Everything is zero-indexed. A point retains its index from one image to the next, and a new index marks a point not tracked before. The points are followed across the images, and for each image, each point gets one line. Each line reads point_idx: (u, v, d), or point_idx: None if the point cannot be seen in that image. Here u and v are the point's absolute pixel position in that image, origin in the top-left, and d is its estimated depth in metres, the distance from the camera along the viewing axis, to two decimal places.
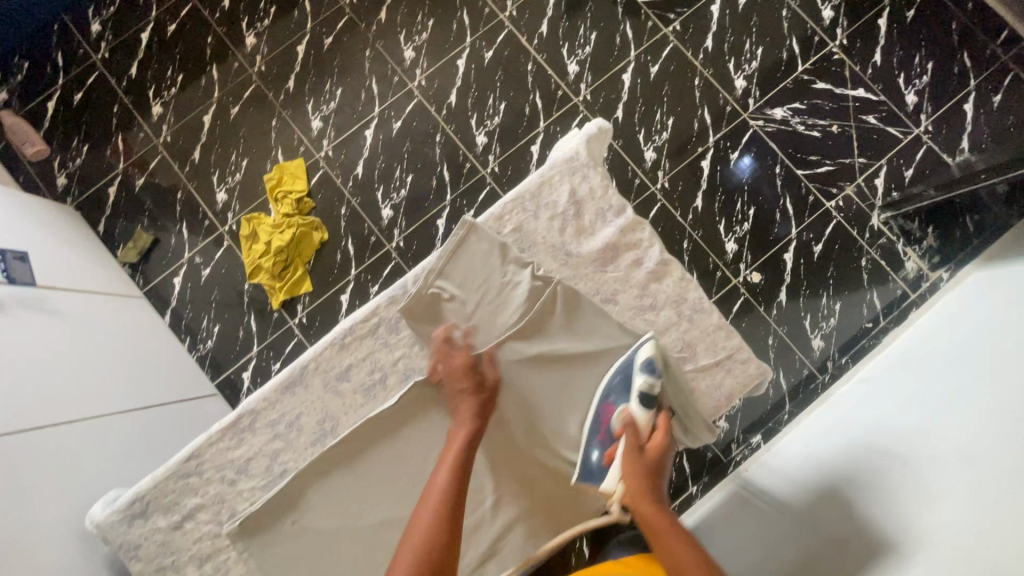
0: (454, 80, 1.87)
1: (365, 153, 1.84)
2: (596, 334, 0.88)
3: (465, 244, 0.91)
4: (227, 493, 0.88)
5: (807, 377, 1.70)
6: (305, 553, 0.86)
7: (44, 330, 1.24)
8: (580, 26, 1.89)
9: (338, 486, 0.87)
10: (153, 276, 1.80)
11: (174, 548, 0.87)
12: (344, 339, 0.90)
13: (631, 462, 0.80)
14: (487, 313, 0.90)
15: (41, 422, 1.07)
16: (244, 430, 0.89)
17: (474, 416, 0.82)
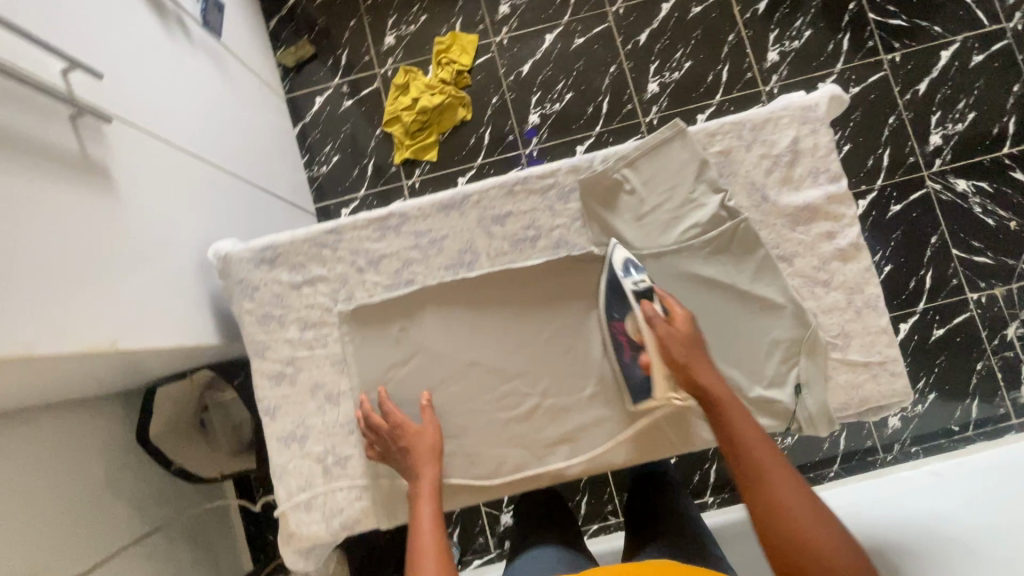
0: (651, 20, 1.80)
1: (537, 56, 1.81)
2: (760, 284, 0.85)
3: (668, 146, 0.88)
4: (352, 277, 0.89)
5: (867, 449, 1.63)
6: (402, 363, 0.87)
7: (215, 82, 1.28)
8: (798, 17, 1.77)
9: (455, 316, 0.87)
10: (298, 87, 1.84)
11: (285, 304, 0.89)
12: (514, 186, 0.89)
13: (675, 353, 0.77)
14: (661, 220, 0.87)
15: (197, 153, 1.12)
16: (390, 228, 0.89)
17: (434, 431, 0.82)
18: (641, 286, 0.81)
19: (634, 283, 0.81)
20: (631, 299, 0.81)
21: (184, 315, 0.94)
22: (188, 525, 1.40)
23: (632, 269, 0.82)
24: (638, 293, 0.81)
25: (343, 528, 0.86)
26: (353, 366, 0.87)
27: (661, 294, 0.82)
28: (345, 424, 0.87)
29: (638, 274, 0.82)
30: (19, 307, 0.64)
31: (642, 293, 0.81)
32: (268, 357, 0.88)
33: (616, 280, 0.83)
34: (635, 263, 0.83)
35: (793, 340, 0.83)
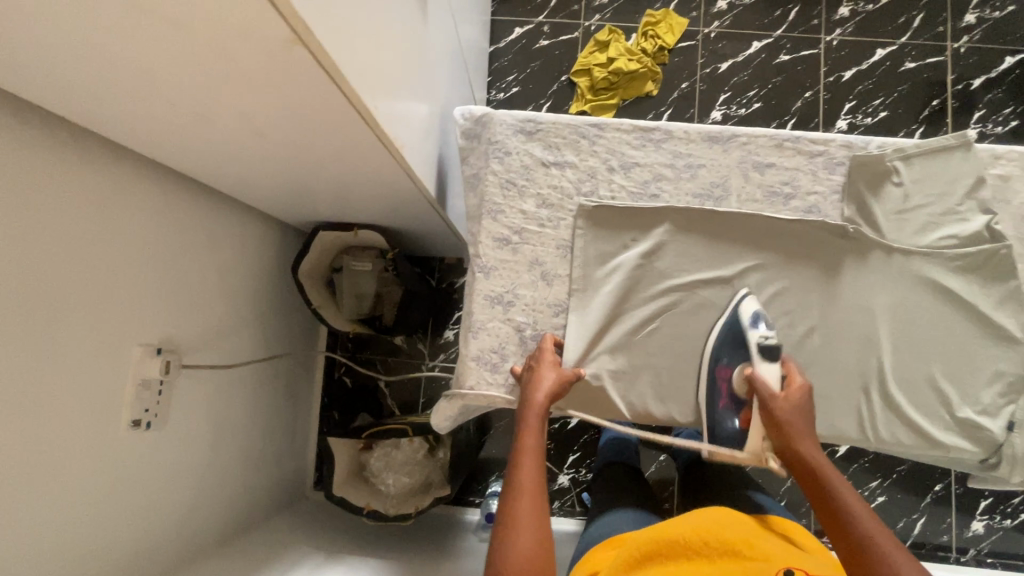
0: (861, 61, 1.79)
1: (739, 58, 1.81)
2: (1003, 314, 0.83)
3: (949, 153, 0.87)
4: (601, 174, 0.91)
5: (940, 544, 1.58)
6: (625, 269, 0.88)
7: None
8: (1009, 105, 1.74)
9: (687, 243, 0.88)
10: (503, 13, 1.88)
11: (530, 177, 0.91)
12: (785, 141, 0.89)
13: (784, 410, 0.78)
14: (920, 222, 0.86)
15: (455, 21, 1.15)
16: (652, 140, 0.91)
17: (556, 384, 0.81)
18: (768, 342, 0.80)
19: (761, 337, 0.81)
20: (755, 357, 0.81)
21: (420, 155, 0.98)
22: (290, 371, 1.45)
23: (761, 325, 0.81)
24: (764, 349, 0.80)
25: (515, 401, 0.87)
26: (577, 256, 0.89)
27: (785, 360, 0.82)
28: (551, 305, 0.89)
29: (765, 329, 0.81)
30: (370, 64, 0.69)
31: (767, 347, 0.80)
32: (499, 220, 0.90)
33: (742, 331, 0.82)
34: (764, 318, 0.82)
35: (1020, 377, 0.82)
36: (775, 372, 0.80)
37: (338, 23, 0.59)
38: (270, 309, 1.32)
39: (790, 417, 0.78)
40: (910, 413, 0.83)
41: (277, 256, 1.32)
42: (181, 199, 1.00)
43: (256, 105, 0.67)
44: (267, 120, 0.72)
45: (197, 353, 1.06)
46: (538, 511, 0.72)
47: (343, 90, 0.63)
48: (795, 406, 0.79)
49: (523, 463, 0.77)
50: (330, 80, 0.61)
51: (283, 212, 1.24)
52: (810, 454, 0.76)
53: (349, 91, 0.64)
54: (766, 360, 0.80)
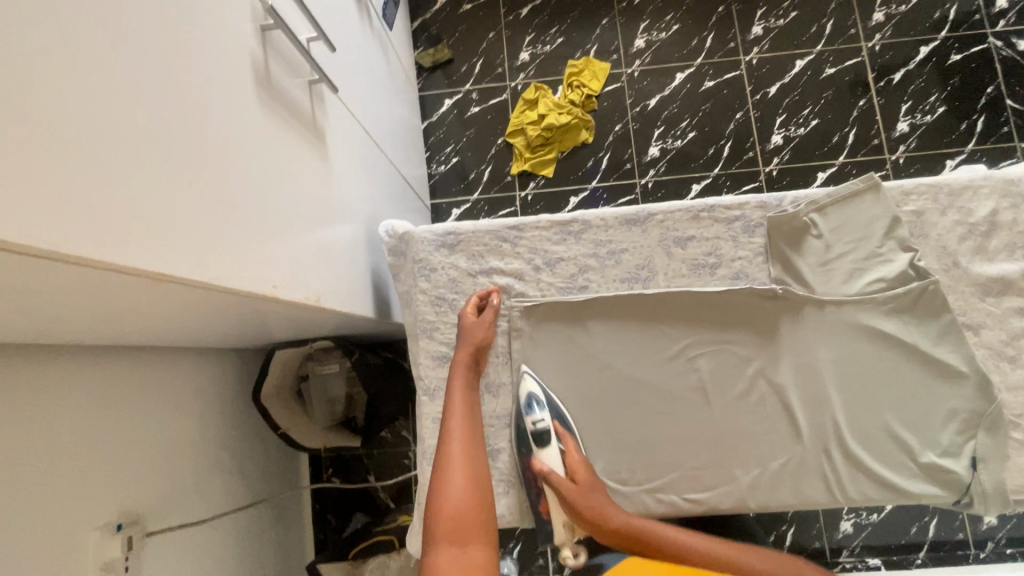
0: (783, 75, 1.83)
1: (665, 92, 1.84)
2: (944, 349, 0.83)
3: (861, 197, 0.88)
4: (527, 274, 0.91)
5: (958, 542, 1.54)
6: (567, 364, 0.88)
7: (377, 66, 1.35)
8: (933, 94, 1.78)
9: (621, 330, 0.88)
10: (430, 87, 1.91)
11: (459, 289, 0.91)
12: (701, 212, 0.90)
13: (570, 494, 0.80)
14: (845, 270, 0.87)
15: (369, 129, 1.17)
16: (571, 233, 0.91)
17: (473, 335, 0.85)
18: (540, 427, 0.82)
19: (536, 421, 0.83)
20: (534, 446, 0.83)
21: (350, 281, 0.98)
22: (273, 491, 1.43)
23: (534, 408, 0.84)
24: (538, 438, 0.83)
25: (500, 480, 0.86)
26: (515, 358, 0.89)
27: (560, 437, 0.84)
28: (500, 417, 0.87)
29: (539, 412, 0.83)
30: (255, 246, 0.68)
31: (539, 434, 0.82)
32: (435, 337, 0.90)
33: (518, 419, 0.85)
34: (537, 399, 0.85)
35: (974, 412, 0.81)
36: (556, 458, 0.83)
37: (196, 236, 0.57)
38: (237, 439, 1.30)
39: (590, 501, 0.80)
40: (873, 466, 0.82)
41: (237, 383, 1.31)
42: (121, 365, 0.99)
43: (146, 305, 0.66)
44: (168, 308, 0.71)
45: (162, 514, 1.05)
46: (471, 459, 0.77)
47: (222, 291, 0.62)
48: (585, 487, 0.81)
49: (454, 409, 0.81)
50: (201, 290, 0.59)
51: (234, 343, 1.23)
52: (619, 519, 0.80)
53: (229, 290, 0.62)
54: (542, 447, 0.83)
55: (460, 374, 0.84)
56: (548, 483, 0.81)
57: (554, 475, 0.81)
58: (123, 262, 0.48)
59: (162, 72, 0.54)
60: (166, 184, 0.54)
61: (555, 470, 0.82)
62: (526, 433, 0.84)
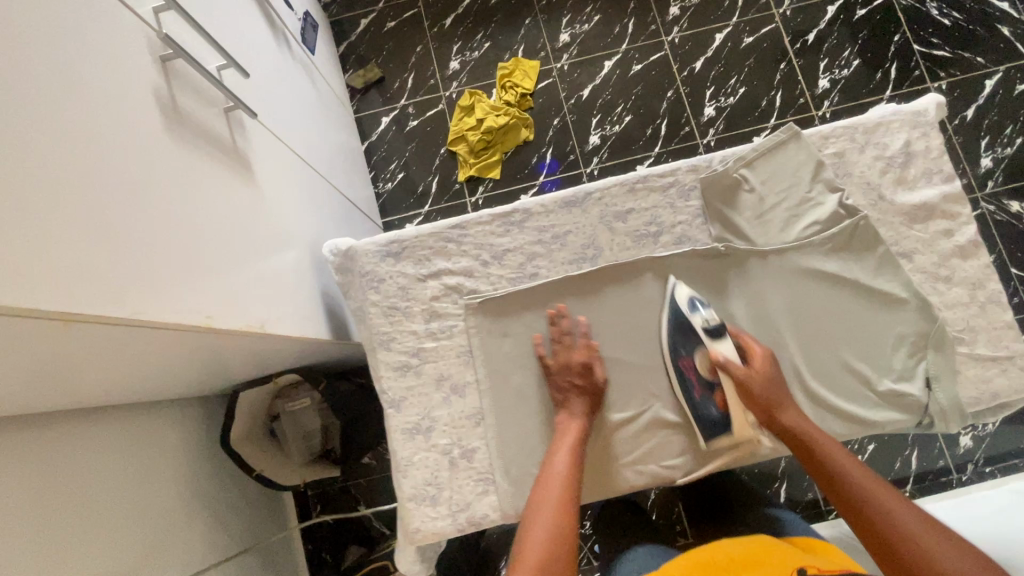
0: (705, 49, 1.89)
1: (597, 81, 1.88)
2: (883, 279, 0.86)
3: (784, 147, 0.91)
4: (477, 270, 0.91)
5: (940, 469, 1.59)
6: (528, 353, 0.88)
7: (303, 90, 1.33)
8: (846, 48, 1.87)
9: (574, 312, 0.89)
10: (366, 107, 1.90)
11: (410, 296, 0.90)
12: (636, 184, 0.91)
13: (762, 384, 0.81)
14: (781, 218, 0.89)
15: (301, 152, 1.15)
16: (514, 223, 0.92)
17: (586, 380, 0.84)
18: (712, 324, 0.84)
19: (704, 320, 0.85)
20: (704, 340, 0.84)
21: (300, 306, 0.96)
22: (258, 538, 1.37)
23: (700, 307, 0.85)
24: (710, 332, 0.84)
25: (480, 480, 0.84)
26: (674, 366, 0.85)
27: (731, 331, 0.86)
28: (470, 416, 0.86)
29: (705, 310, 0.85)
30: (179, 277, 0.66)
31: (712, 330, 0.84)
32: (393, 348, 0.88)
33: (682, 317, 0.86)
34: (700, 300, 0.86)
35: (919, 334, 0.84)
36: (730, 348, 0.84)
37: (103, 271, 0.55)
38: (213, 490, 1.25)
39: (770, 393, 0.81)
40: (836, 402, 0.84)
41: (204, 431, 1.25)
42: (72, 429, 0.94)
43: (73, 358, 0.62)
44: (102, 359, 0.67)
45: None
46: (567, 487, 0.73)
47: (145, 325, 0.59)
48: (764, 376, 0.82)
49: (562, 445, 0.79)
50: (120, 326, 0.56)
51: (197, 390, 1.19)
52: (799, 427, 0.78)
53: (153, 324, 0.60)
54: (717, 343, 0.84)
55: (578, 419, 0.82)
56: (728, 373, 0.83)
57: (733, 364, 0.83)
58: (17, 304, 0.45)
59: (58, 111, 0.53)
60: (65, 219, 0.51)
61: (733, 358, 0.83)
62: (695, 331, 0.85)
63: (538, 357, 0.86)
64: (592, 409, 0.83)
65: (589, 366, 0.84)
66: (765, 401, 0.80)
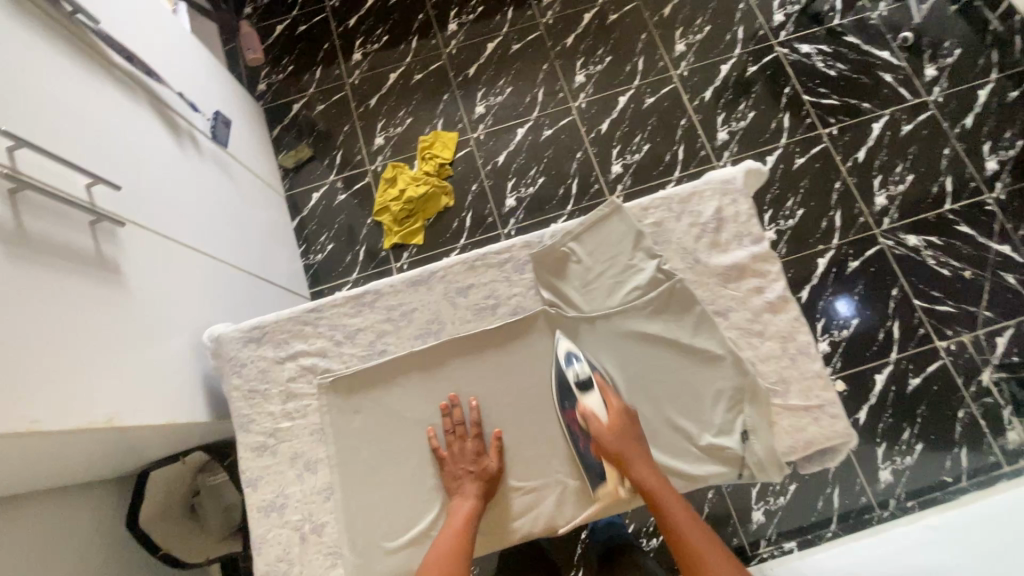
0: (611, 111, 2.03)
1: (511, 147, 2.01)
2: (700, 337, 0.93)
3: (607, 219, 0.99)
4: (331, 350, 0.98)
5: (863, 506, 1.60)
6: (375, 427, 0.94)
7: (212, 182, 1.44)
8: (741, 103, 2.00)
9: (418, 384, 0.95)
10: (297, 185, 2.03)
11: (270, 378, 0.97)
12: (475, 261, 1.00)
13: (621, 432, 0.87)
14: (606, 285, 0.97)
15: (195, 243, 1.24)
16: (365, 304, 0.99)
17: (477, 464, 0.88)
18: (581, 376, 0.90)
19: (576, 373, 0.91)
20: (576, 392, 0.91)
21: (173, 393, 1.01)
22: None
23: (574, 361, 0.92)
24: (580, 384, 0.90)
25: (329, 553, 0.88)
26: (562, 420, 0.92)
27: (600, 384, 0.91)
28: (321, 491, 0.91)
29: (579, 364, 0.91)
30: (6, 383, 0.71)
31: (582, 382, 0.90)
32: (252, 429, 0.94)
33: (559, 370, 0.92)
34: (577, 353, 0.92)
35: (736, 389, 0.90)
36: (597, 402, 0.89)
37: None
38: (124, 571, 1.28)
39: (621, 445, 0.86)
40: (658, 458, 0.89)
41: (116, 512, 1.29)
42: None
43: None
44: None
45: None
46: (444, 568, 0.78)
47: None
48: (618, 426, 0.87)
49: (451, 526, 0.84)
50: None
51: (108, 473, 1.23)
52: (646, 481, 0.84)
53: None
54: (584, 395, 0.90)
55: (468, 502, 0.86)
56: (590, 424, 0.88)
57: (595, 417, 0.88)
58: None
59: None
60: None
61: (595, 412, 0.89)
62: (569, 384, 0.91)
63: (433, 447, 0.91)
64: (487, 491, 0.88)
65: (481, 452, 0.89)
66: (617, 452, 0.85)
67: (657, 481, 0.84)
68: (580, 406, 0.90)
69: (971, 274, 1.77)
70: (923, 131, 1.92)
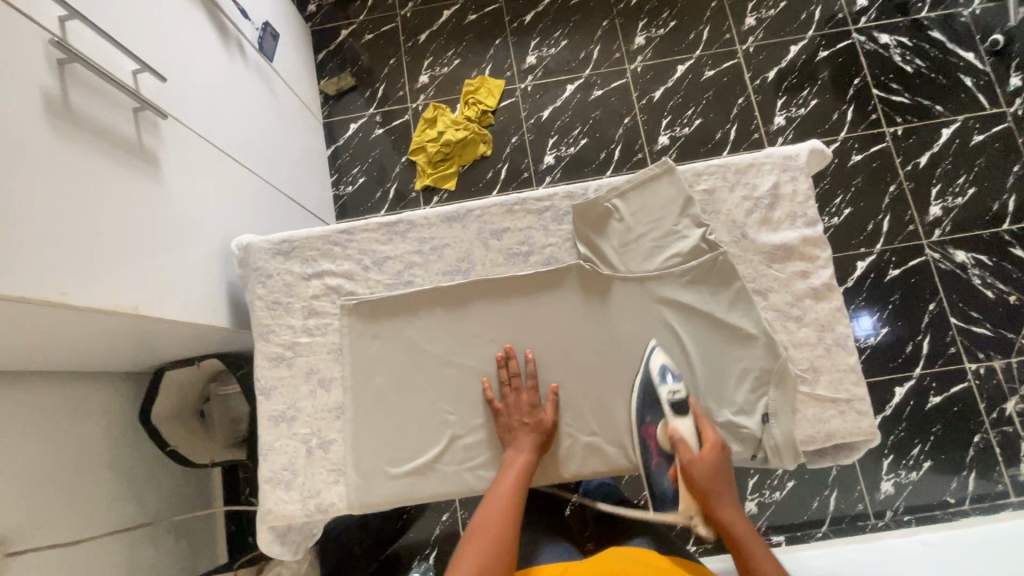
0: (666, 79, 1.94)
1: (557, 103, 1.94)
2: (735, 314, 0.89)
3: (657, 180, 0.95)
4: (357, 274, 0.97)
5: (858, 513, 1.59)
6: (393, 356, 0.93)
7: (254, 94, 1.41)
8: (805, 88, 1.89)
9: (440, 320, 0.94)
10: (336, 113, 2.00)
11: (294, 293, 0.96)
12: (514, 205, 0.96)
13: (706, 466, 0.80)
14: (646, 248, 0.93)
15: (232, 151, 1.23)
16: (397, 232, 0.97)
17: (535, 419, 0.87)
18: (677, 397, 0.84)
19: (671, 391, 0.85)
20: (666, 411, 0.85)
21: (197, 294, 1.01)
22: (176, 512, 1.43)
23: (670, 377, 0.86)
24: (674, 405, 0.84)
25: (333, 469, 0.89)
26: (639, 433, 0.87)
27: (695, 412, 0.85)
28: (332, 409, 0.92)
29: (675, 383, 0.85)
30: (41, 252, 0.71)
31: (676, 402, 0.84)
32: (271, 340, 0.94)
33: (652, 386, 0.87)
34: (672, 370, 0.87)
35: (763, 370, 0.87)
36: (689, 428, 0.83)
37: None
38: (132, 461, 1.32)
39: (707, 479, 0.80)
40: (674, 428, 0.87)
41: (129, 405, 1.33)
42: None
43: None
44: None
45: (35, 537, 1.05)
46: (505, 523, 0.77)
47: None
48: (708, 463, 0.80)
49: (506, 476, 0.83)
50: None
51: (124, 366, 1.26)
52: (730, 519, 0.78)
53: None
54: (675, 419, 0.84)
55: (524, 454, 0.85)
56: (676, 450, 0.82)
57: (685, 443, 0.82)
58: None
59: None
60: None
61: (686, 438, 0.83)
62: (660, 401, 0.85)
63: (487, 398, 0.89)
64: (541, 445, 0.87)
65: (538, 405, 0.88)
66: (703, 489, 0.79)
67: (743, 523, 0.77)
68: (667, 427, 0.84)
69: (1016, 300, 1.69)
70: (995, 144, 1.80)
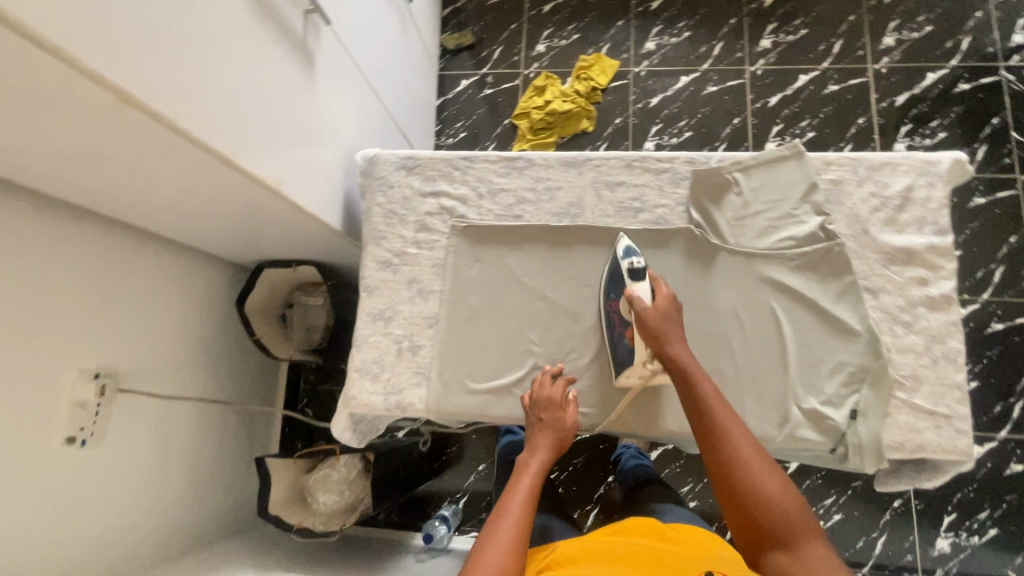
0: (785, 87, 1.88)
1: (669, 92, 1.93)
2: (841, 307, 0.88)
3: (784, 162, 0.94)
4: (471, 200, 1.01)
5: (905, 564, 1.51)
6: (490, 282, 0.97)
7: (392, 29, 1.49)
8: (935, 119, 1.80)
9: (542, 257, 0.97)
10: (451, 67, 2.07)
11: (410, 206, 1.02)
12: (633, 162, 0.98)
13: (654, 323, 0.83)
14: (759, 227, 0.93)
15: (368, 76, 1.31)
16: (515, 168, 1.01)
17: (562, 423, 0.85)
18: (636, 266, 0.87)
19: (631, 263, 0.87)
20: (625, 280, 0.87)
21: (321, 193, 1.10)
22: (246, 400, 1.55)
23: (632, 254, 0.88)
24: (632, 273, 0.86)
25: (417, 372, 0.95)
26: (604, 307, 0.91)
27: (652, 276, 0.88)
28: (426, 318, 0.97)
29: (636, 256, 0.88)
30: (218, 108, 0.80)
31: (633, 272, 0.87)
32: (382, 244, 1.01)
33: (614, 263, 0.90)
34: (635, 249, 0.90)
35: (860, 367, 0.85)
36: (645, 288, 0.86)
37: (153, 64, 0.69)
38: (221, 343, 1.44)
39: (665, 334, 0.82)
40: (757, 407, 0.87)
41: (228, 292, 1.45)
42: (126, 242, 1.14)
43: (122, 151, 0.77)
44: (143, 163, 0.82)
45: (137, 378, 1.18)
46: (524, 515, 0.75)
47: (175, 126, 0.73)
48: (664, 313, 0.84)
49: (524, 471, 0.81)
50: (161, 121, 0.71)
51: (232, 254, 1.38)
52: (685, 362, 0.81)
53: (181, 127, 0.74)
54: (633, 283, 0.86)
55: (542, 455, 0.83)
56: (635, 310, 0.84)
57: (640, 302, 0.84)
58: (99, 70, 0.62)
59: None
60: (135, 17, 0.66)
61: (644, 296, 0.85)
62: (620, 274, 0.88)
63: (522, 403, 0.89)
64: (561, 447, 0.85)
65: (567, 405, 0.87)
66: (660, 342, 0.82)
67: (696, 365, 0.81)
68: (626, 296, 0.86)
69: None
70: None
